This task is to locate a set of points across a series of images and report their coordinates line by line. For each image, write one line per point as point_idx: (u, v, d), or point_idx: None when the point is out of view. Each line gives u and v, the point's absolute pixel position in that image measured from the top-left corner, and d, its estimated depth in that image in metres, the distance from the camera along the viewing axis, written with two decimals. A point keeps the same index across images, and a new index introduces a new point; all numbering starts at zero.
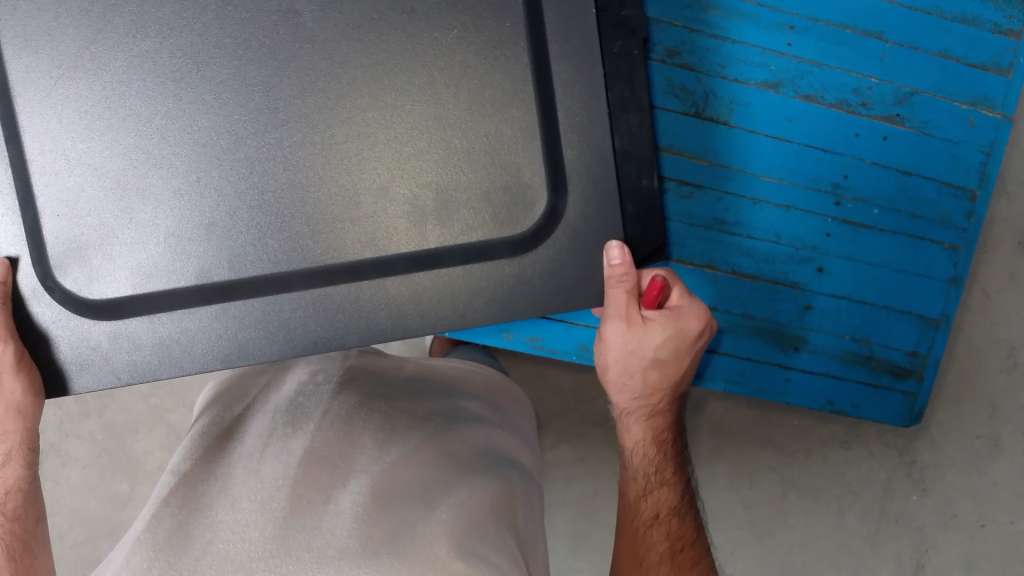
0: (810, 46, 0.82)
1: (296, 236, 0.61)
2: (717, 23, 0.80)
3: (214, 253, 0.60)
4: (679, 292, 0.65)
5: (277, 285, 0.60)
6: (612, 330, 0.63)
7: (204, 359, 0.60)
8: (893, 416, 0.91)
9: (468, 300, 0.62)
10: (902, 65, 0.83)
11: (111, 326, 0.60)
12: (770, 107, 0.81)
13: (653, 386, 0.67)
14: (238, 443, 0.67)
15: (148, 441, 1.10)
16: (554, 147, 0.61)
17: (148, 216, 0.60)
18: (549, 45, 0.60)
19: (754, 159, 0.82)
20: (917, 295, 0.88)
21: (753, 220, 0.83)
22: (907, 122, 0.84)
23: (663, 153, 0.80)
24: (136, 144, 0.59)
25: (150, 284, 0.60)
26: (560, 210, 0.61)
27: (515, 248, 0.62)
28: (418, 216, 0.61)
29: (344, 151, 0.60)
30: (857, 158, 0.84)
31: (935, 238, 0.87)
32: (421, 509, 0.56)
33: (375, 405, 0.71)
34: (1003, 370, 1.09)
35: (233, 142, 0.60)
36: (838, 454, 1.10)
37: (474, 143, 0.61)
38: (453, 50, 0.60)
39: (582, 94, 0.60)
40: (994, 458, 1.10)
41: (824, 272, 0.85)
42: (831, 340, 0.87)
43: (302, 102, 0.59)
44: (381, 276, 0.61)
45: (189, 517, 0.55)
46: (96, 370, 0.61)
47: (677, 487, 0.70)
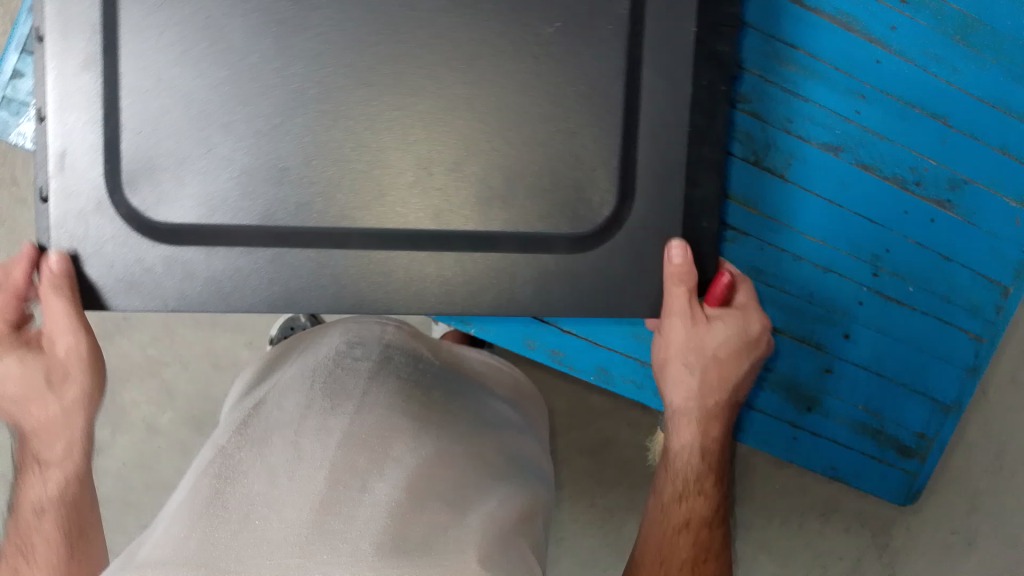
0: (877, 116, 0.81)
1: (364, 195, 0.62)
2: (791, 79, 0.80)
3: (282, 198, 0.61)
4: (744, 293, 0.67)
5: (335, 241, 0.62)
6: (674, 325, 0.64)
7: (253, 300, 0.61)
8: (891, 492, 0.91)
9: (520, 286, 0.64)
10: (960, 152, 0.83)
11: (167, 252, 0.61)
12: (828, 167, 0.82)
13: (711, 385, 0.66)
14: (272, 409, 0.66)
15: (137, 391, 1.13)
16: (629, 149, 0.63)
17: (225, 149, 0.60)
18: (643, 50, 0.62)
19: (802, 217, 0.82)
20: (933, 376, 0.87)
21: (792, 275, 0.83)
22: (956, 208, 0.84)
23: (730, 200, 0.82)
24: (228, 78, 0.60)
25: (214, 217, 0.61)
26: (626, 214, 0.64)
27: (575, 244, 0.64)
28: (485, 196, 0.63)
29: (425, 120, 0.61)
30: (902, 234, 0.84)
31: (962, 324, 0.87)
32: (450, 514, 0.57)
33: (412, 390, 0.72)
34: (989, 471, 1.09)
35: (323, 93, 0.61)
36: (813, 524, 1.11)
37: (552, 136, 0.62)
38: (553, 41, 0.61)
39: (666, 109, 0.62)
40: (970, 553, 1.10)
41: (849, 338, 0.85)
42: (844, 408, 0.87)
43: (393, 66, 0.61)
44: (439, 249, 0.63)
45: (225, 484, 0.56)
46: (146, 292, 0.61)
47: (713, 498, 0.70)
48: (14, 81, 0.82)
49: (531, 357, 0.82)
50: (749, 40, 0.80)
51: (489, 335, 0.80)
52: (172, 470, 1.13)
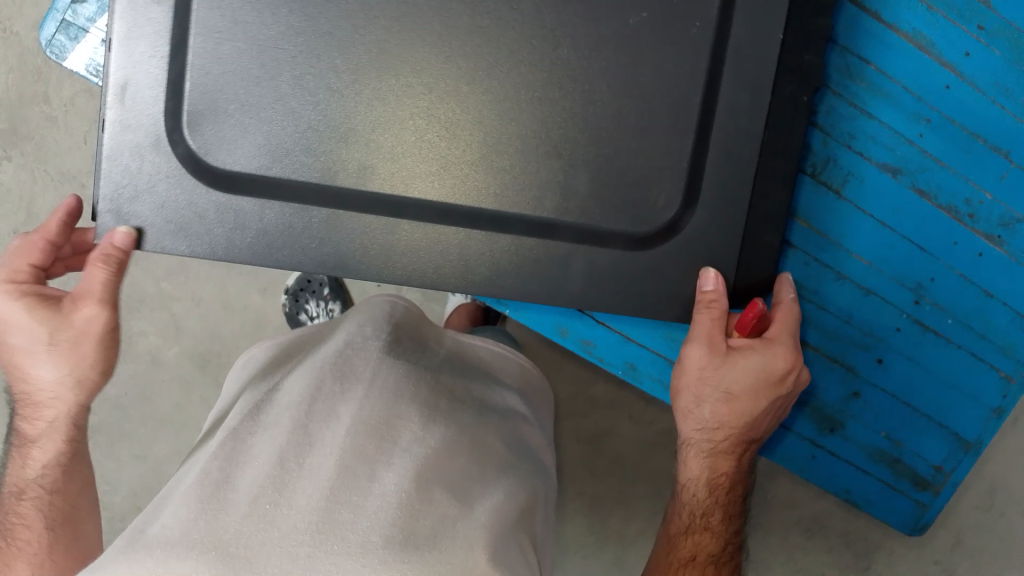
0: (939, 143, 0.80)
1: (427, 165, 0.64)
2: (859, 94, 0.79)
3: (345, 157, 0.64)
4: (784, 328, 0.64)
5: (392, 207, 0.64)
6: (692, 355, 0.64)
7: (301, 258, 0.63)
8: (900, 521, 0.91)
9: (568, 277, 0.65)
10: (1017, 190, 0.81)
11: (221, 199, 0.63)
12: (884, 190, 0.80)
13: (721, 420, 0.65)
14: (284, 393, 0.67)
15: (145, 322, 1.14)
16: (698, 151, 0.65)
17: (294, 101, 0.63)
18: (724, 55, 0.63)
19: (853, 237, 0.81)
20: (958, 412, 0.86)
21: (833, 295, 0.82)
22: (1005, 245, 0.82)
23: (796, 221, 0.81)
24: (304, 31, 0.62)
25: (274, 168, 0.63)
26: (682, 223, 0.65)
27: (632, 244, 0.66)
28: (548, 183, 0.65)
29: (500, 100, 0.63)
30: (948, 265, 0.82)
31: (992, 363, 0.86)
32: (458, 507, 0.59)
33: (422, 376, 0.74)
34: (979, 508, 1.10)
35: (397, 56, 0.62)
36: (797, 538, 1.12)
37: (621, 129, 0.64)
38: (637, 35, 0.63)
39: (740, 117, 0.63)
40: None
41: (882, 364, 0.84)
42: (865, 433, 0.86)
43: (474, 41, 0.63)
44: (493, 231, 0.65)
45: (233, 465, 0.58)
46: (193, 236, 0.63)
47: (721, 535, 0.68)
48: (76, 5, 0.84)
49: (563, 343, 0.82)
50: (834, 58, 0.78)
51: (523, 318, 0.80)
52: (170, 404, 1.15)
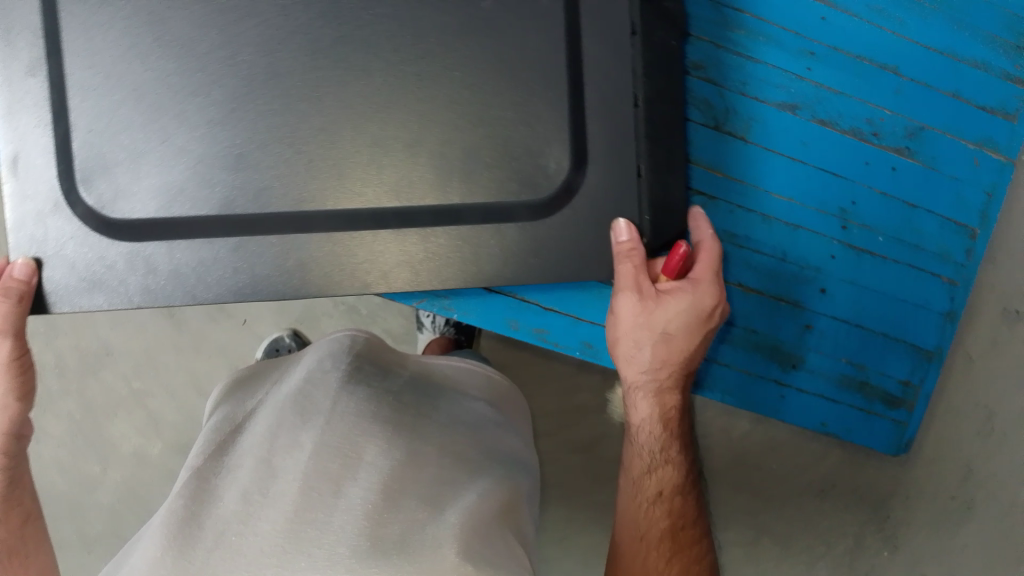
0: (829, 73, 0.83)
1: (323, 176, 0.62)
2: (741, 43, 0.82)
3: (240, 185, 0.61)
4: (706, 264, 0.64)
5: (298, 224, 0.62)
6: (624, 302, 0.63)
7: (219, 291, 0.61)
8: (883, 444, 0.91)
9: (483, 257, 0.63)
10: (914, 100, 0.85)
11: (128, 248, 0.60)
12: (787, 128, 0.82)
13: (663, 359, 0.65)
14: (246, 432, 0.64)
15: (126, 424, 1.08)
16: (579, 116, 0.64)
17: (180, 140, 0.61)
18: (583, 18, 0.63)
19: (768, 178, 0.83)
20: (913, 324, 0.88)
21: (763, 237, 0.83)
22: (916, 155, 0.85)
23: (692, 165, 0.81)
24: (177, 71, 0.60)
25: (174, 208, 0.61)
26: (577, 183, 0.64)
27: (534, 211, 0.64)
28: (444, 171, 0.63)
29: (378, 103, 0.62)
30: (866, 186, 0.85)
31: (934, 270, 0.88)
32: (427, 511, 0.56)
33: (386, 399, 0.67)
34: (981, 435, 1.10)
35: (273, 79, 0.61)
36: (813, 504, 1.13)
37: (502, 107, 0.63)
38: (493, 15, 0.63)
39: (614, 77, 0.63)
40: (968, 519, 1.11)
41: (826, 293, 0.86)
42: (827, 363, 0.87)
43: (340, 48, 0.61)
44: (402, 227, 0.62)
45: (198, 505, 0.55)
46: (109, 290, 0.60)
47: (681, 466, 0.68)
48: None
49: (516, 337, 0.81)
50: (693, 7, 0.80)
51: (474, 319, 0.80)
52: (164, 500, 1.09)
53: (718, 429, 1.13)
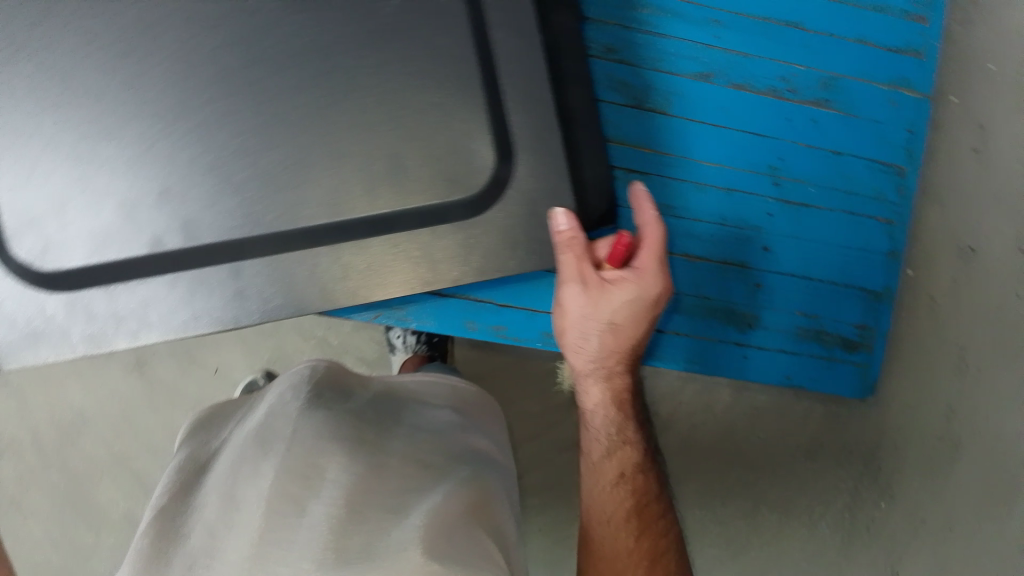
0: (737, 38, 0.86)
1: (250, 201, 0.63)
2: (648, 21, 0.84)
3: (167, 220, 0.63)
4: (649, 253, 0.65)
5: (230, 252, 0.63)
6: (570, 293, 0.65)
7: (160, 328, 0.63)
8: (848, 388, 0.93)
9: (418, 260, 0.66)
10: (823, 52, 0.87)
11: (65, 298, 0.63)
12: (706, 96, 0.85)
13: (611, 347, 0.68)
14: (213, 469, 0.64)
15: (112, 488, 1.05)
16: (497, 107, 0.66)
17: (102, 184, 0.62)
18: (486, 12, 0.65)
19: (696, 147, 0.85)
20: (858, 268, 0.91)
21: (700, 205, 0.85)
22: (834, 104, 0.88)
23: (611, 144, 0.83)
24: (87, 118, 0.62)
25: (105, 252, 0.63)
26: (506, 175, 0.66)
27: (469, 208, 0.66)
28: (370, 180, 0.64)
29: (295, 122, 0.63)
30: (791, 141, 0.87)
31: (870, 213, 0.90)
32: (389, 517, 0.56)
33: (349, 419, 0.67)
34: (958, 374, 1.13)
35: (184, 112, 0.62)
36: (805, 466, 1.15)
37: (420, 108, 0.64)
38: (397, 19, 0.64)
39: (523, 65, 0.66)
40: (958, 459, 1.13)
41: (769, 251, 0.88)
42: (782, 318, 0.89)
43: (249, 72, 0.63)
44: (337, 240, 0.64)
45: (164, 543, 0.56)
46: (54, 341, 0.63)
47: (638, 446, 0.70)
48: None
49: (475, 338, 0.83)
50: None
51: (433, 326, 0.81)
52: None
53: (701, 406, 1.14)
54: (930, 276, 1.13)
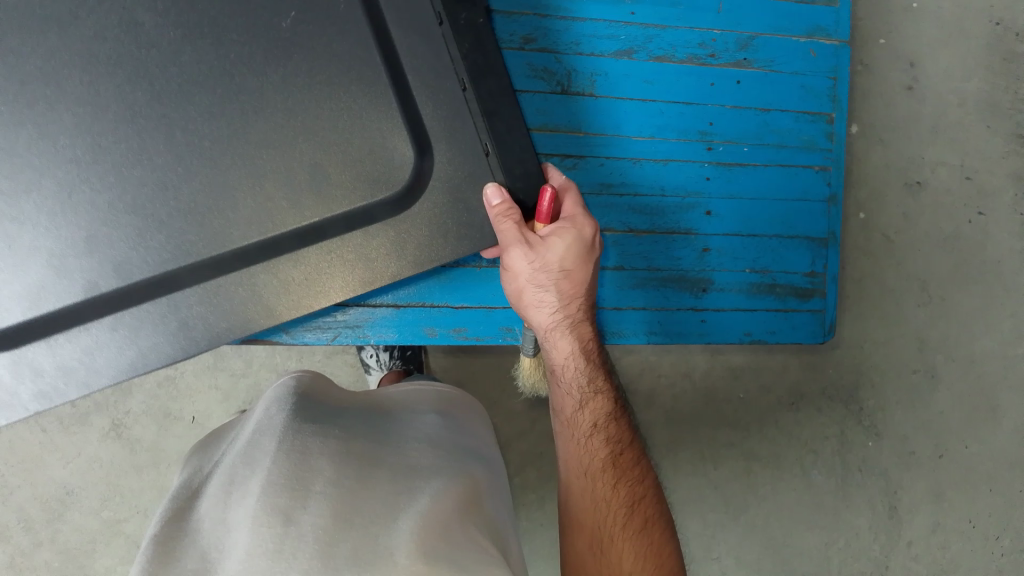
0: (650, 10, 0.86)
1: (179, 233, 0.63)
2: (563, 6, 0.84)
3: (98, 266, 0.62)
4: (572, 201, 0.69)
5: (167, 284, 0.63)
6: (516, 257, 0.65)
7: (110, 370, 0.63)
8: (809, 335, 0.94)
9: (354, 262, 0.67)
10: (736, 14, 0.89)
11: (8, 359, 0.61)
12: (628, 72, 0.86)
13: (565, 294, 0.69)
14: (204, 496, 0.57)
15: (109, 556, 1.04)
16: (411, 107, 0.67)
17: (25, 240, 0.61)
18: (387, 16, 0.65)
19: (625, 124, 0.86)
20: (801, 217, 0.93)
21: (637, 178, 0.87)
22: (754, 63, 0.90)
23: (536, 133, 0.84)
24: (2, 175, 0.59)
25: (41, 307, 0.62)
26: (427, 168, 0.67)
27: (394, 206, 0.67)
28: (294, 193, 0.65)
29: (220, 154, 0.63)
30: (717, 105, 0.89)
31: (805, 162, 0.93)
32: (381, 522, 0.52)
33: (330, 430, 0.61)
34: (920, 305, 1.22)
35: (100, 154, 0.61)
36: (788, 416, 1.18)
37: (336, 119, 0.65)
38: (298, 35, 0.63)
39: (427, 60, 0.65)
40: (936, 386, 1.22)
41: (712, 214, 0.89)
42: (733, 277, 0.91)
43: (157, 107, 0.62)
44: (271, 257, 0.65)
45: (157, 561, 0.47)
46: (1, 407, 0.62)
47: (608, 395, 0.72)
48: None
49: (437, 343, 0.84)
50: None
51: (391, 337, 0.82)
52: None
53: (680, 374, 1.14)
54: (879, 212, 1.20)
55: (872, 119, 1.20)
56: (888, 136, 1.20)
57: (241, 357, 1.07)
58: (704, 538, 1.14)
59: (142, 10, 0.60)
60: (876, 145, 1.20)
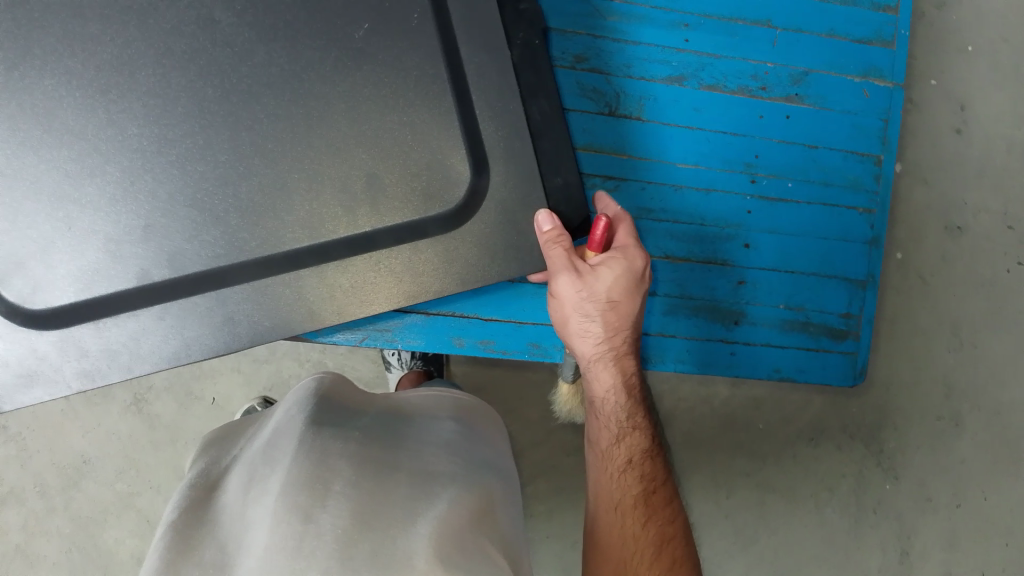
0: (705, 38, 0.87)
1: (234, 229, 0.64)
2: (618, 29, 0.85)
3: (153, 255, 0.63)
4: (625, 231, 0.68)
5: (217, 279, 0.64)
6: (564, 284, 0.65)
7: (155, 359, 0.63)
8: (838, 377, 0.94)
9: (401, 274, 0.67)
10: (791, 48, 0.89)
11: (57, 336, 0.63)
12: (677, 99, 0.86)
13: (612, 326, 0.68)
14: (224, 491, 0.58)
15: (118, 528, 1.05)
16: (469, 118, 0.67)
17: (85, 222, 0.62)
18: (456, 30, 0.66)
19: (670, 150, 0.86)
20: (839, 258, 0.92)
21: (677, 205, 0.86)
22: (805, 99, 0.89)
23: (581, 153, 0.83)
24: (71, 156, 0.62)
25: (93, 290, 0.63)
26: (482, 185, 0.67)
27: (446, 222, 0.67)
28: (350, 201, 0.66)
29: (276, 154, 0.64)
30: (765, 138, 0.88)
31: (849, 203, 0.92)
32: (400, 524, 0.51)
33: (352, 432, 0.62)
34: (951, 351, 1.20)
35: (165, 146, 0.63)
36: (806, 451, 1.16)
37: (395, 130, 0.66)
38: (370, 45, 0.65)
39: (490, 74, 0.66)
40: (960, 434, 1.20)
41: (751, 247, 0.89)
42: (767, 312, 0.90)
43: (226, 104, 0.63)
44: (319, 262, 0.65)
45: (176, 555, 0.48)
46: (46, 381, 0.64)
47: (646, 432, 0.71)
48: None
49: (464, 353, 0.83)
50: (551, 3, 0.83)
51: (422, 345, 0.81)
52: None
53: (699, 399, 1.15)
54: (918, 253, 1.19)
55: (918, 159, 1.18)
56: (934, 177, 1.18)
57: (265, 344, 1.08)
58: (711, 566, 1.13)
59: (220, 9, 0.63)
60: (921, 185, 1.18)
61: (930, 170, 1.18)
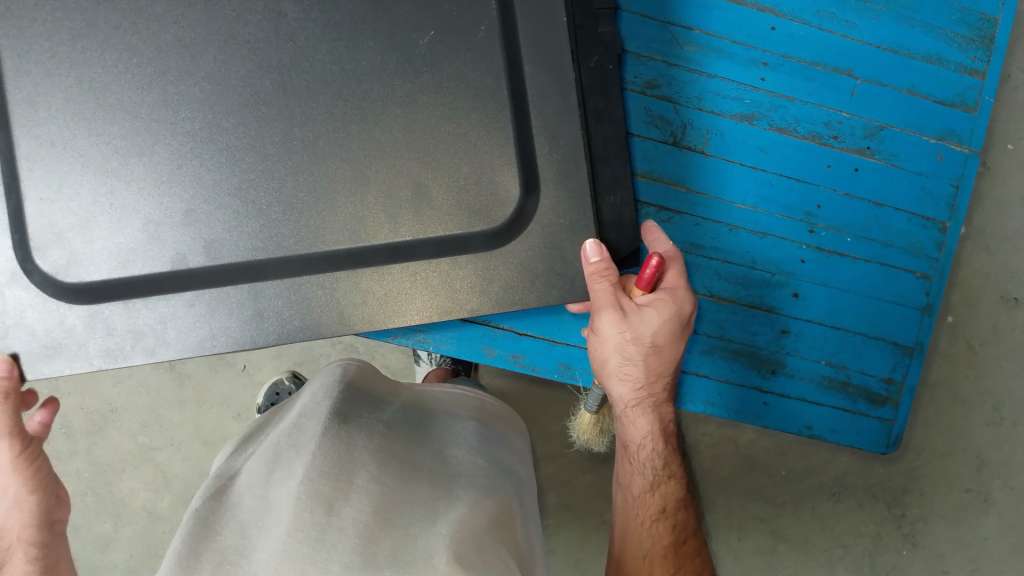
0: (782, 80, 0.85)
1: (274, 224, 0.64)
2: (693, 59, 0.83)
3: (192, 240, 0.64)
4: (675, 272, 0.67)
5: (253, 273, 0.65)
6: (607, 321, 0.64)
7: (181, 345, 0.64)
8: (870, 443, 0.91)
9: (434, 290, 0.67)
10: (870, 100, 0.86)
11: (85, 312, 0.64)
12: (745, 137, 0.84)
13: (654, 371, 0.68)
14: (245, 474, 0.58)
15: (135, 479, 1.07)
16: (524, 137, 0.66)
17: (129, 202, 0.63)
18: (521, 47, 0.65)
19: (729, 187, 0.84)
20: (888, 321, 0.89)
21: (730, 246, 0.85)
22: (876, 154, 0.87)
23: (639, 179, 0.83)
24: (120, 134, 0.63)
25: (129, 269, 0.64)
26: (530, 209, 0.66)
27: (490, 240, 0.67)
28: (393, 206, 0.65)
29: (335, 144, 0.65)
30: (829, 188, 0.86)
31: (906, 266, 0.89)
32: (421, 524, 0.51)
33: (378, 425, 0.62)
34: (990, 424, 1.15)
35: (217, 133, 0.64)
36: (826, 505, 1.13)
37: (447, 140, 0.65)
38: (432, 53, 0.65)
39: (551, 91, 0.65)
40: (987, 510, 1.15)
41: (800, 297, 0.86)
42: (808, 366, 0.88)
43: (285, 96, 0.64)
44: (356, 266, 0.66)
45: (199, 539, 0.48)
46: (70, 354, 0.64)
47: (679, 479, 0.73)
48: None
49: (493, 364, 0.83)
50: (629, 25, 0.82)
51: (450, 350, 0.81)
52: None
53: (724, 438, 1.13)
54: (968, 320, 1.15)
55: (984, 222, 1.14)
56: (997, 244, 1.14)
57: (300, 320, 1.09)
58: None
59: (288, 3, 0.64)
60: (980, 249, 1.14)
61: (994, 236, 1.14)
